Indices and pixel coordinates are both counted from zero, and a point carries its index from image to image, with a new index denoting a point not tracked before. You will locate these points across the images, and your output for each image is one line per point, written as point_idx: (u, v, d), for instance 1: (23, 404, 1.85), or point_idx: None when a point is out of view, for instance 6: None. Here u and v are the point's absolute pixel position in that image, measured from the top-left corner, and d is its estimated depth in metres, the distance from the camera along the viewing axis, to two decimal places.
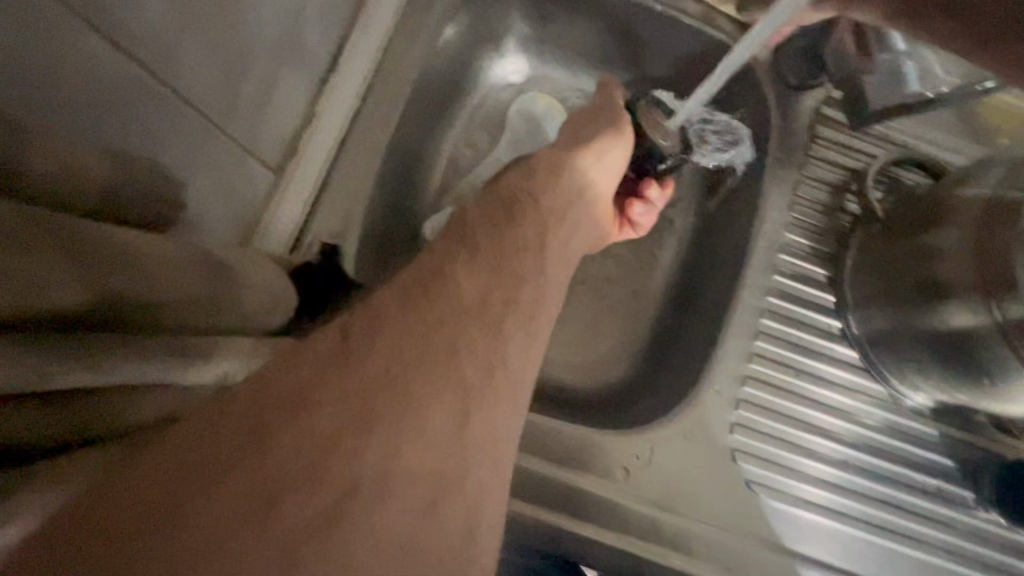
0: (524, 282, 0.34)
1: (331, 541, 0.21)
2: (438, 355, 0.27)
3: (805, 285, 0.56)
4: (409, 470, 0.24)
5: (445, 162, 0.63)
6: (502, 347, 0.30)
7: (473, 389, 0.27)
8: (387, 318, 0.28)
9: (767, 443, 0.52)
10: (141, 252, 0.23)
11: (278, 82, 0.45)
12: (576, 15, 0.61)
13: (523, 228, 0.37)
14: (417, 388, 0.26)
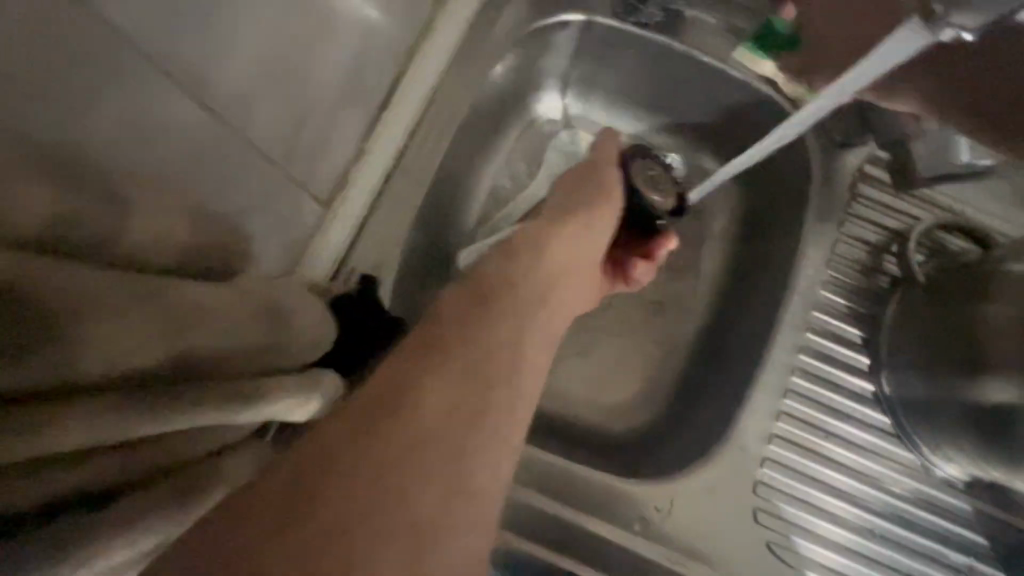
0: (534, 340, 0.36)
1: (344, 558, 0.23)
2: (448, 390, 0.29)
3: (839, 345, 0.55)
4: (416, 492, 0.25)
5: (485, 195, 0.66)
6: (522, 399, 0.32)
7: (477, 415, 0.29)
8: (419, 366, 0.30)
9: (791, 505, 0.51)
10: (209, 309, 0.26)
11: None
12: (621, 61, 0.63)
13: (531, 279, 0.40)
14: (426, 420, 0.28)
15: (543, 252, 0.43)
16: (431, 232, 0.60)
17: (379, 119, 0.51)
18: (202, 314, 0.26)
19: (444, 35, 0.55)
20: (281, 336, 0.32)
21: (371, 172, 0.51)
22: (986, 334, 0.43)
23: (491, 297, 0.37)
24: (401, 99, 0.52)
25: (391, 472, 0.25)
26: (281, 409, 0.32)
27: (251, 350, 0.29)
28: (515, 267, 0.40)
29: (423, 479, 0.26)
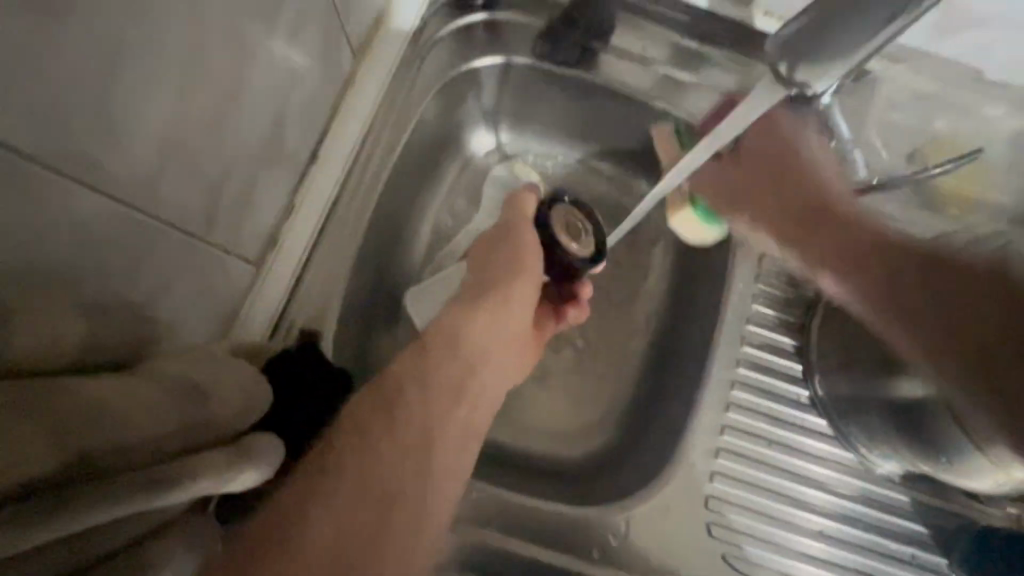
0: (449, 432, 0.45)
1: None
2: (399, 452, 0.42)
3: (775, 354, 0.57)
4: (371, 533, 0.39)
5: (428, 232, 0.67)
6: (436, 478, 0.43)
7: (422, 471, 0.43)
8: (369, 444, 0.41)
9: (743, 515, 0.52)
10: (108, 400, 0.26)
11: (260, 186, 0.45)
12: (547, 96, 0.65)
13: (456, 360, 0.48)
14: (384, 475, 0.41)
15: (466, 339, 0.49)
16: (375, 277, 0.61)
17: (308, 172, 0.52)
18: (102, 407, 0.26)
19: (369, 84, 0.56)
20: (200, 412, 0.31)
21: (303, 225, 0.51)
22: None
23: (429, 377, 0.46)
24: (330, 151, 0.53)
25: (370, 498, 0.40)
26: (215, 482, 0.31)
27: (165, 432, 0.29)
28: (445, 353, 0.48)
29: (389, 503, 0.40)
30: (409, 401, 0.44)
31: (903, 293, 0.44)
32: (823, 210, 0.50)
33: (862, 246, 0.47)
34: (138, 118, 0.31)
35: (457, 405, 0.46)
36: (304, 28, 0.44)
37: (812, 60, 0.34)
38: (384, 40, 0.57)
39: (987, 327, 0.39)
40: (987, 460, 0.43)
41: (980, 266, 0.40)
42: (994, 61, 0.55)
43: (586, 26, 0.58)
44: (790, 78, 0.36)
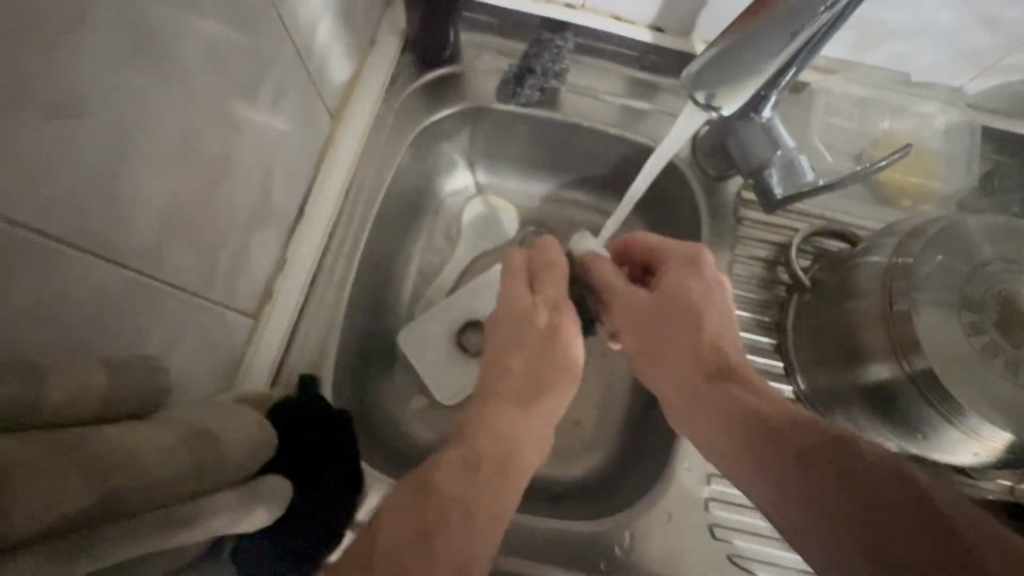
0: (501, 471, 0.45)
1: None
2: (456, 495, 0.41)
3: (754, 355, 0.60)
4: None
5: (415, 273, 0.71)
6: (489, 520, 0.42)
7: (475, 513, 0.41)
8: (429, 490, 0.41)
9: (743, 514, 0.54)
10: (134, 449, 0.28)
11: (252, 245, 0.48)
12: (515, 136, 0.70)
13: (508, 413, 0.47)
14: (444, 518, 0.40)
15: (513, 421, 0.47)
16: (368, 318, 0.64)
17: (297, 228, 0.55)
18: (129, 452, 0.28)
19: (348, 142, 0.60)
20: (215, 455, 0.34)
21: (295, 278, 0.54)
22: (861, 327, 0.49)
23: (487, 452, 0.45)
24: (316, 206, 0.57)
25: (415, 556, 0.37)
26: (226, 523, 0.32)
27: (186, 474, 0.31)
28: (496, 432, 0.46)
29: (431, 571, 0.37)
30: (470, 472, 0.43)
31: (746, 436, 0.42)
32: (697, 347, 0.47)
33: (709, 397, 0.45)
34: (143, 192, 0.34)
35: (511, 488, 0.44)
36: (284, 98, 0.48)
37: (725, 90, 0.40)
38: (358, 99, 0.61)
39: (851, 485, 0.37)
40: (961, 431, 0.45)
41: (842, 443, 0.39)
42: (917, 66, 0.59)
43: (543, 70, 0.63)
44: (707, 104, 0.41)
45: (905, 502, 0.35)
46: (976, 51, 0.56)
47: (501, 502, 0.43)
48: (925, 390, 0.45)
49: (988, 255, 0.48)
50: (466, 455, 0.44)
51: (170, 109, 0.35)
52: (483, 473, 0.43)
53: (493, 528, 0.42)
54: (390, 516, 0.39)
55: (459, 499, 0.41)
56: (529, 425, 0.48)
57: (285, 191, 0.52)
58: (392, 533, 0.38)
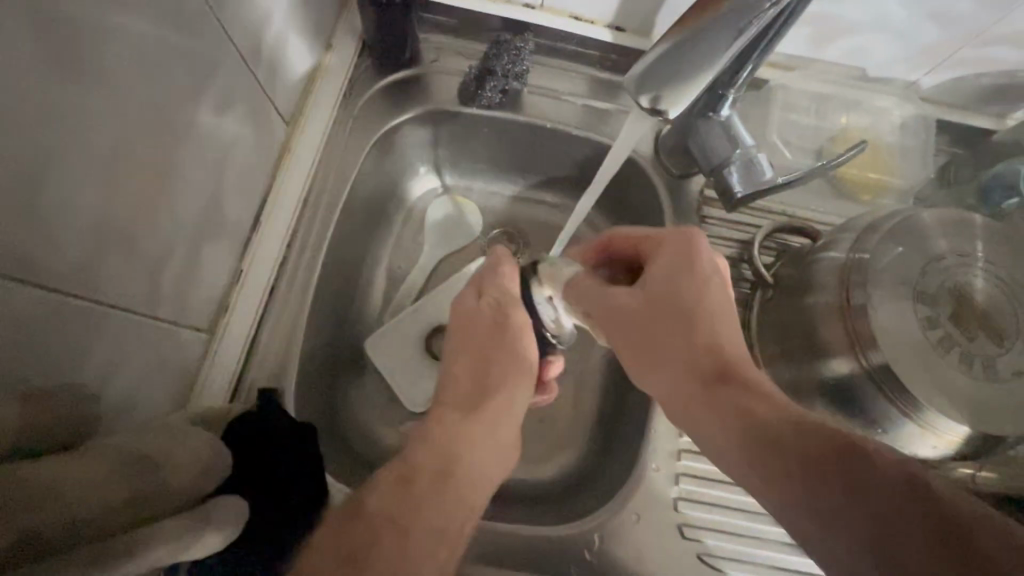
0: (444, 490, 0.43)
1: None
2: (393, 515, 0.40)
3: None
4: None
5: (381, 279, 0.70)
6: (428, 539, 0.40)
7: (411, 530, 0.40)
8: (362, 512, 0.40)
9: (712, 512, 0.54)
10: (53, 484, 0.27)
11: (202, 258, 0.47)
12: (478, 139, 0.69)
13: (454, 421, 0.48)
14: (381, 542, 0.38)
15: (460, 435, 0.47)
16: (334, 328, 0.63)
17: (254, 238, 0.54)
18: (58, 485, 0.28)
19: (306, 149, 0.58)
20: (159, 478, 0.34)
21: (253, 290, 0.53)
22: (821, 323, 0.50)
23: (408, 497, 0.41)
24: (273, 215, 0.55)
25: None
26: (168, 552, 0.31)
27: (126, 501, 0.31)
28: (437, 444, 0.46)
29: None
30: (386, 527, 0.39)
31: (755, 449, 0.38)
32: (705, 355, 0.43)
33: (719, 407, 0.41)
34: (73, 213, 0.33)
35: (441, 515, 0.42)
36: (231, 105, 0.47)
37: (670, 95, 0.39)
38: (313, 105, 0.60)
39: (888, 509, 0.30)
40: (918, 425, 0.45)
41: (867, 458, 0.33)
42: (870, 62, 0.60)
43: (503, 71, 0.62)
44: (653, 109, 0.40)
45: (927, 525, 0.29)
46: (927, 45, 0.57)
47: (421, 557, 0.39)
48: (883, 385, 0.45)
49: (942, 249, 0.48)
50: (381, 507, 0.40)
51: (101, 127, 0.34)
52: (401, 521, 0.40)
53: (434, 549, 0.40)
54: (326, 543, 0.37)
55: (391, 517, 0.40)
56: (477, 426, 0.48)
57: (238, 202, 0.51)
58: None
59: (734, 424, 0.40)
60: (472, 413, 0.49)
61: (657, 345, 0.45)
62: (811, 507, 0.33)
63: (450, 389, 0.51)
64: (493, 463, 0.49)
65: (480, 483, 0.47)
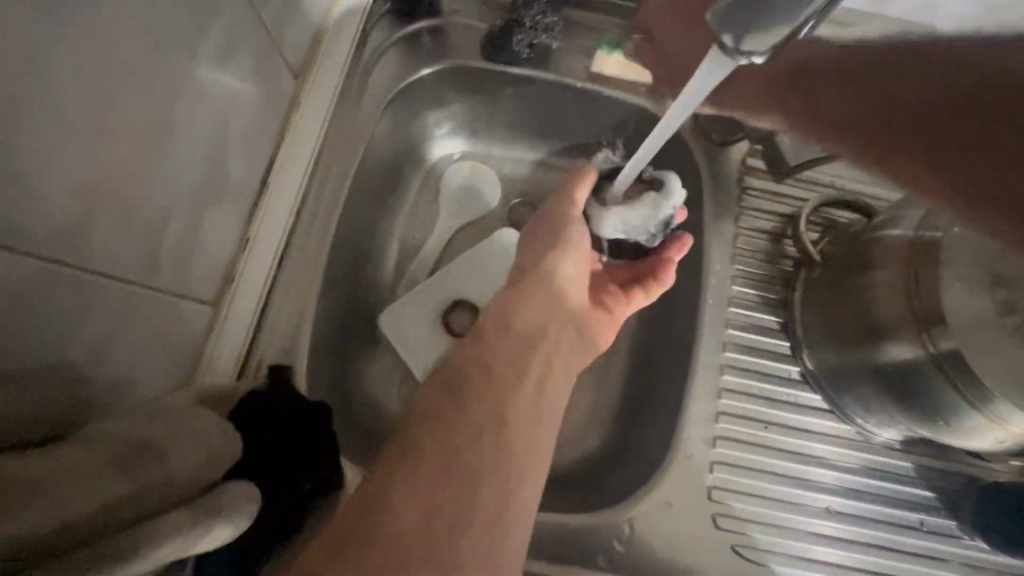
0: (520, 350, 0.47)
1: (413, 500, 0.37)
2: (478, 379, 0.44)
3: (762, 335, 0.56)
4: (459, 449, 0.40)
5: (396, 250, 0.66)
6: (512, 406, 0.44)
7: (496, 393, 0.44)
8: (456, 377, 0.45)
9: (747, 502, 0.51)
10: (34, 477, 0.24)
11: (204, 222, 0.42)
12: (502, 99, 0.64)
13: (524, 301, 0.50)
14: (467, 398, 0.43)
15: (521, 305, 0.50)
16: (346, 301, 0.59)
17: (261, 202, 0.49)
18: (31, 480, 0.24)
19: (317, 105, 0.53)
20: (156, 472, 0.30)
21: (260, 260, 0.49)
22: (878, 304, 0.46)
23: (461, 377, 0.44)
24: (281, 178, 0.51)
25: (449, 517, 0.37)
26: (168, 553, 0.28)
27: (113, 500, 0.27)
28: (504, 313, 0.49)
29: (480, 522, 0.37)
30: (457, 405, 0.42)
31: (946, 148, 0.43)
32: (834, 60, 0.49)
33: (907, 125, 0.45)
34: (55, 169, 0.29)
35: (515, 384, 0.45)
36: (233, 53, 0.42)
37: (757, 36, 0.33)
38: (324, 57, 0.54)
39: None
40: (984, 417, 0.42)
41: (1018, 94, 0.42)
42: (938, 17, 0.55)
43: (533, 23, 0.57)
44: (736, 51, 0.34)
45: None
46: (1006, 2, 0.52)
47: (519, 419, 0.43)
48: (950, 371, 0.41)
49: None
50: (442, 384, 0.44)
51: (80, 67, 0.29)
52: (474, 392, 0.43)
53: (519, 407, 0.44)
54: (433, 402, 0.43)
55: (471, 371, 0.45)
56: (535, 305, 0.50)
57: (242, 163, 0.46)
58: (407, 497, 0.37)
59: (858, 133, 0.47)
60: (536, 295, 0.51)
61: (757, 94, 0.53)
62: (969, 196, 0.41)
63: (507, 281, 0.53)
64: (575, 340, 0.51)
65: (560, 348, 0.50)
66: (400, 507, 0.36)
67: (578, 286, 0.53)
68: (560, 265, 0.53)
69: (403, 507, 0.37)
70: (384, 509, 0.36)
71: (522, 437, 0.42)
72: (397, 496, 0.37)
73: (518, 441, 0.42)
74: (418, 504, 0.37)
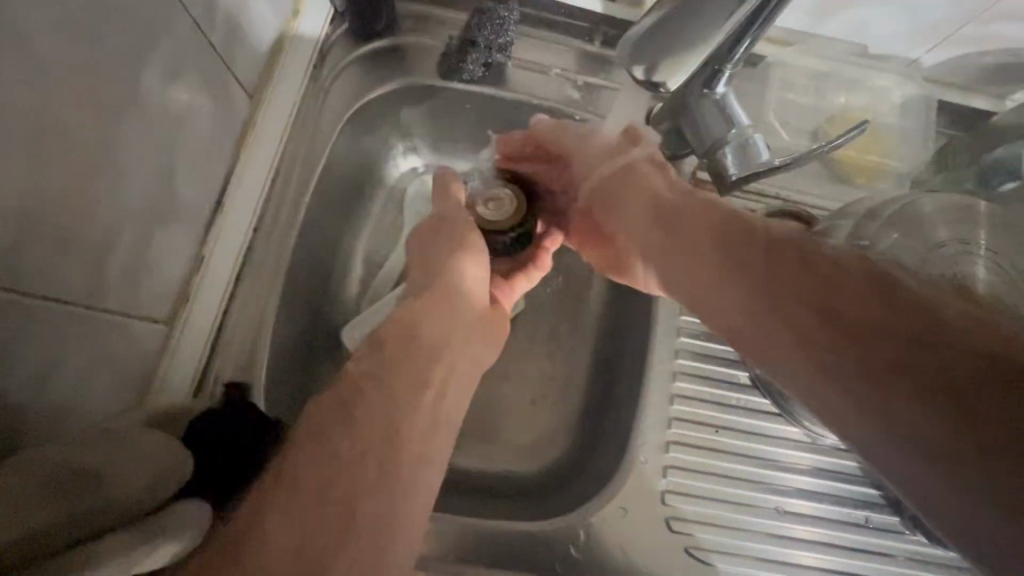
0: (423, 360, 0.45)
1: (291, 526, 0.34)
2: (381, 390, 0.42)
3: (713, 342, 0.58)
4: (350, 474, 0.37)
5: (360, 264, 0.66)
6: (421, 415, 0.42)
7: (399, 405, 0.41)
8: (364, 382, 0.42)
9: (700, 505, 0.53)
10: None
11: (154, 243, 0.43)
12: (460, 115, 0.65)
13: (438, 306, 0.48)
14: (367, 409, 0.40)
15: (431, 306, 0.48)
16: (308, 315, 0.60)
17: (215, 221, 0.50)
18: None
19: (273, 123, 0.54)
20: (93, 503, 0.31)
21: (216, 278, 0.49)
22: None
23: (356, 391, 0.41)
24: (236, 197, 0.51)
25: (330, 537, 0.34)
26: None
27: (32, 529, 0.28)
28: (416, 315, 0.47)
29: (365, 544, 0.35)
30: (344, 424, 0.39)
31: (817, 337, 0.32)
32: (654, 200, 0.48)
33: (757, 301, 0.36)
34: None
35: (414, 393, 0.42)
36: (180, 75, 0.42)
37: (670, 64, 0.36)
38: (280, 77, 0.55)
39: (900, 344, 0.28)
40: None
41: (849, 266, 0.33)
42: (874, 37, 0.58)
43: (487, 44, 0.57)
44: (649, 79, 0.37)
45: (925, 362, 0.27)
46: (931, 21, 0.55)
47: (415, 436, 0.41)
48: None
49: (942, 237, 0.46)
50: (332, 400, 0.40)
51: (12, 93, 0.29)
52: (374, 403, 0.40)
53: (421, 423, 0.42)
54: (335, 411, 0.40)
55: (374, 375, 0.42)
56: (439, 314, 0.48)
57: (194, 183, 0.47)
58: (281, 524, 0.34)
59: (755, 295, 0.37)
60: (442, 305, 0.49)
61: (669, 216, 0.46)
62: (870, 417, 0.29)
63: (414, 286, 0.51)
64: (478, 348, 0.50)
65: (466, 356, 0.48)
66: (273, 539, 0.33)
67: (483, 288, 0.53)
68: (467, 268, 0.52)
69: (276, 536, 0.34)
70: (260, 534, 0.34)
71: (429, 457, 0.41)
72: (272, 523, 0.34)
73: (422, 465, 0.40)
74: (298, 541, 0.34)
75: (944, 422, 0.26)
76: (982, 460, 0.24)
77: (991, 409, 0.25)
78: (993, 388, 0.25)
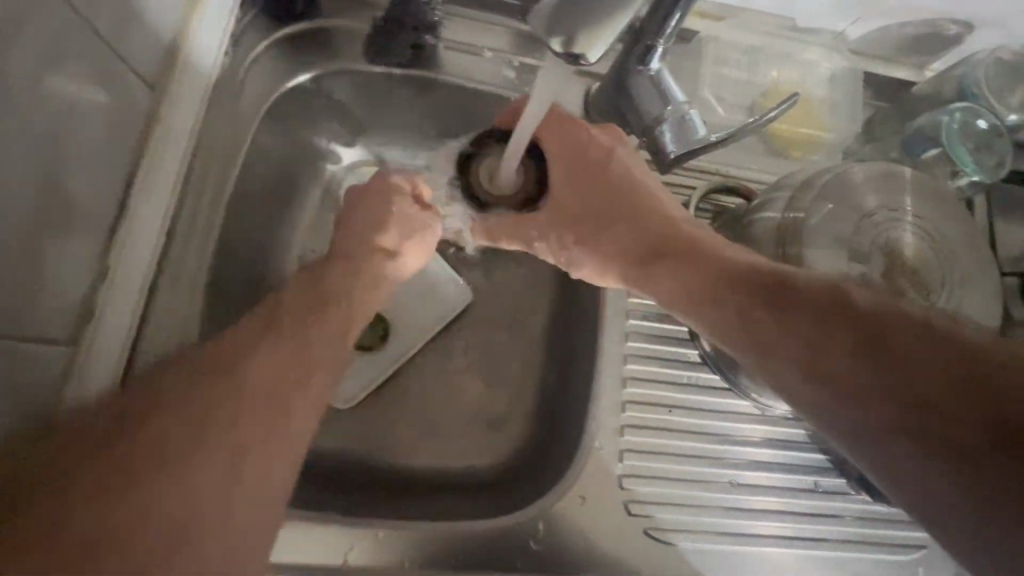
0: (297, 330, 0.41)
1: (60, 521, 0.30)
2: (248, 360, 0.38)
3: (660, 322, 0.57)
4: (189, 450, 0.33)
5: (294, 265, 0.62)
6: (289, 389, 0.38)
7: (260, 378, 0.38)
8: (224, 353, 0.38)
9: (658, 486, 0.53)
10: None
11: (46, 255, 0.38)
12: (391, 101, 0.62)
13: (327, 275, 0.46)
14: (215, 382, 0.37)
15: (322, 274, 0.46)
16: None
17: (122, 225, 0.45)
18: None
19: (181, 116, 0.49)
20: None
21: (126, 289, 0.45)
22: None
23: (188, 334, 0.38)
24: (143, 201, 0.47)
25: (159, 516, 0.31)
26: None
27: None
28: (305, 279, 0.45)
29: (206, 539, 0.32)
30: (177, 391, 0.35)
31: (805, 346, 0.39)
32: (614, 184, 0.49)
33: (738, 314, 0.42)
34: None
35: (280, 362, 0.39)
36: (61, 65, 0.38)
37: (587, 32, 0.32)
38: (187, 65, 0.49)
39: (887, 369, 0.36)
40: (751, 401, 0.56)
41: (872, 308, 0.38)
42: (801, 11, 0.59)
43: (414, 24, 0.55)
44: (568, 53, 0.34)
45: (913, 380, 0.35)
46: None
47: (274, 412, 0.37)
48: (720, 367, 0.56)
49: (871, 204, 0.47)
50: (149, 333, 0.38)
51: None
52: (233, 378, 0.37)
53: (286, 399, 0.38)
54: (189, 383, 0.36)
55: (239, 339, 0.39)
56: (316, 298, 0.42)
57: (89, 191, 0.42)
58: (94, 525, 0.30)
59: (731, 301, 0.42)
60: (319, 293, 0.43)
61: (622, 212, 0.48)
62: (874, 422, 0.35)
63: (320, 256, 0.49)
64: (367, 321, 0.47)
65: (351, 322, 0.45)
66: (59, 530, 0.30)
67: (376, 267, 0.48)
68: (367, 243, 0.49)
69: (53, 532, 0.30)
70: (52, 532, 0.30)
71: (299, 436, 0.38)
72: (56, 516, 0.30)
73: (284, 448, 0.36)
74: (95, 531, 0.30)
75: (947, 450, 0.33)
76: (978, 458, 0.32)
77: (969, 420, 0.33)
78: (965, 405, 0.33)
